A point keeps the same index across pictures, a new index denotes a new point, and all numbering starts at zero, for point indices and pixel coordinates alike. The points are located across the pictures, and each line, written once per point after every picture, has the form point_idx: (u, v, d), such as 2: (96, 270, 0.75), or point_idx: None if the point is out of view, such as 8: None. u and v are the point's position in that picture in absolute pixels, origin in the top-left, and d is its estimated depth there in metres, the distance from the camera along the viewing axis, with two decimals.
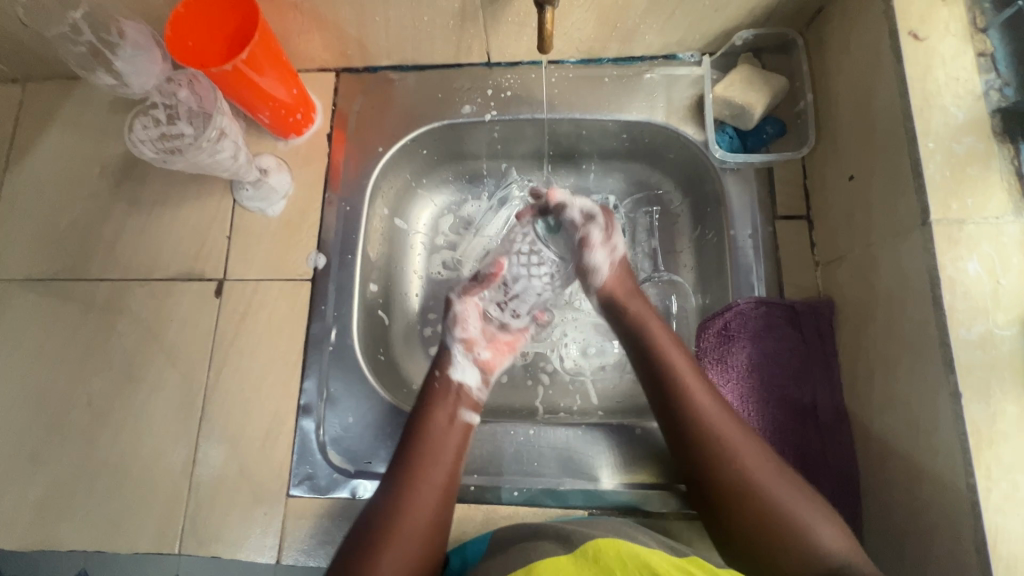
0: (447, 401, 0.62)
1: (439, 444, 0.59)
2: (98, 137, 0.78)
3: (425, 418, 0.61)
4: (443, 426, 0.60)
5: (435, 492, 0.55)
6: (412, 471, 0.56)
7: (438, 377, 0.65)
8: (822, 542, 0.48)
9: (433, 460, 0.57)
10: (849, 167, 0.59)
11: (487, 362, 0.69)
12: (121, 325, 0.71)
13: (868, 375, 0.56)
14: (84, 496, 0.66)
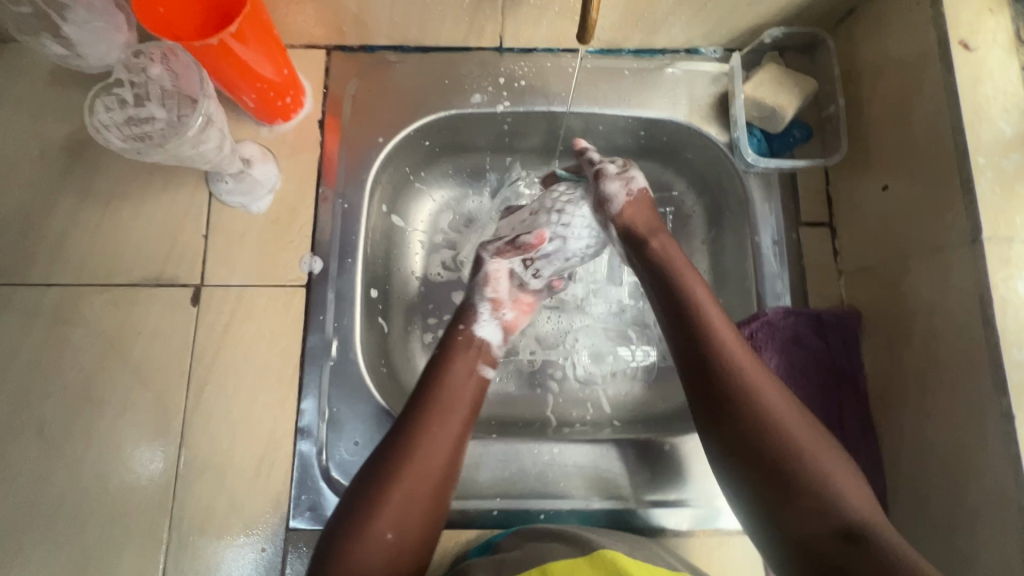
0: (469, 351, 0.59)
1: (455, 394, 0.56)
2: (36, 114, 0.66)
3: (445, 365, 0.58)
4: (463, 377, 0.57)
5: (450, 441, 0.53)
6: (428, 421, 0.53)
7: (461, 329, 0.61)
8: (858, 515, 0.44)
9: (450, 409, 0.55)
10: (883, 176, 0.58)
11: (511, 323, 0.63)
12: (75, 339, 0.61)
13: (900, 388, 0.56)
14: (38, 539, 0.57)
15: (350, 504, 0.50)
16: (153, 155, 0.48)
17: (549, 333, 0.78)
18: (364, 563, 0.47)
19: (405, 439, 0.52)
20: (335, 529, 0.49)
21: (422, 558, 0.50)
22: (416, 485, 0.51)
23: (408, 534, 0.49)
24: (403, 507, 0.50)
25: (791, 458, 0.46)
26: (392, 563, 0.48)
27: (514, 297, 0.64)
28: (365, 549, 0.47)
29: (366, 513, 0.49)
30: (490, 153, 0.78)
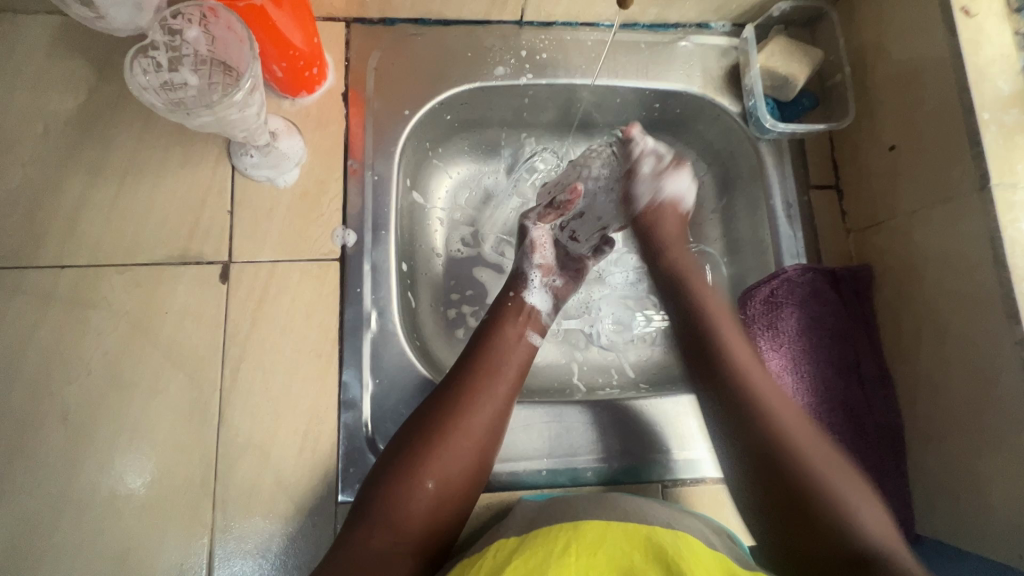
0: (518, 320, 0.62)
1: (505, 357, 0.58)
2: (37, 89, 0.62)
3: (495, 328, 0.61)
4: (514, 344, 0.60)
5: (497, 404, 0.55)
6: (481, 381, 0.56)
7: (511, 297, 0.65)
8: (862, 526, 0.49)
9: (500, 373, 0.57)
10: (889, 138, 0.63)
11: (558, 290, 0.68)
12: (96, 322, 0.58)
13: (914, 331, 0.61)
14: (72, 531, 0.54)
15: (398, 452, 0.52)
16: (202, 117, 0.46)
17: (573, 302, 0.79)
18: (406, 506, 0.49)
19: (457, 395, 0.54)
20: (381, 471, 0.51)
21: (457, 515, 0.52)
22: (463, 440, 0.53)
23: (449, 487, 0.51)
24: (449, 460, 0.52)
25: (797, 471, 0.52)
26: (432, 510, 0.50)
27: (560, 264, 0.70)
28: (408, 494, 0.50)
29: (413, 460, 0.51)
30: (504, 129, 0.79)
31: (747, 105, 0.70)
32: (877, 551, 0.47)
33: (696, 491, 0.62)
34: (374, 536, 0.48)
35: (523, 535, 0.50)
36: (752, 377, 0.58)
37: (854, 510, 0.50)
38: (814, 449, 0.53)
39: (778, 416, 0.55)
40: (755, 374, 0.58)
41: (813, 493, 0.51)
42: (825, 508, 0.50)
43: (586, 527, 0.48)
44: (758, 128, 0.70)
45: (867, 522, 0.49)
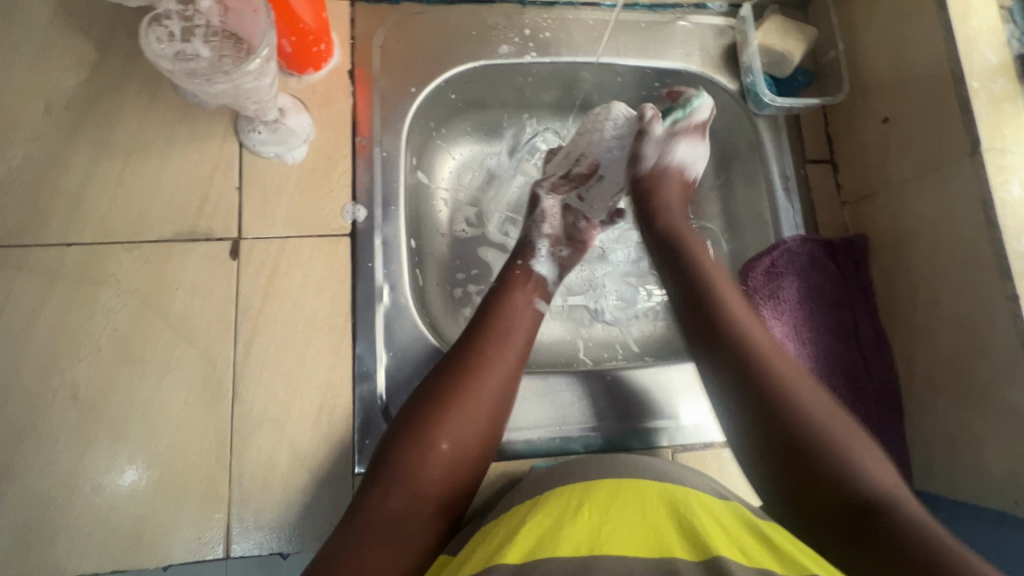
0: (526, 286, 0.63)
1: (514, 323, 0.59)
2: (37, 65, 0.62)
3: (505, 295, 0.62)
4: (522, 309, 0.61)
5: (507, 367, 0.56)
6: (490, 345, 0.56)
7: (519, 264, 0.66)
8: (865, 472, 0.46)
9: (509, 336, 0.58)
10: (882, 110, 0.66)
11: (564, 260, 0.69)
12: (104, 299, 0.58)
13: (910, 295, 0.64)
14: (84, 509, 0.53)
15: (410, 416, 0.52)
16: (219, 84, 0.47)
17: (577, 280, 0.80)
18: (422, 467, 0.50)
19: (466, 359, 0.55)
20: (394, 435, 0.52)
21: (469, 481, 0.52)
22: (475, 401, 0.53)
23: (463, 448, 0.52)
24: (461, 423, 0.52)
25: (796, 416, 0.49)
26: (447, 471, 0.51)
27: (568, 235, 0.71)
28: (423, 455, 0.50)
29: (427, 422, 0.51)
30: (506, 110, 0.80)
31: (745, 82, 0.73)
32: (879, 500, 0.44)
33: (704, 454, 0.63)
34: (389, 498, 0.49)
35: (534, 499, 0.49)
36: (743, 324, 0.55)
37: (855, 456, 0.47)
38: (812, 396, 0.50)
39: (779, 361, 0.53)
40: (754, 329, 0.55)
41: (808, 441, 0.48)
42: (822, 457, 0.47)
43: (596, 487, 0.47)
44: (756, 104, 0.72)
45: (871, 468, 0.46)
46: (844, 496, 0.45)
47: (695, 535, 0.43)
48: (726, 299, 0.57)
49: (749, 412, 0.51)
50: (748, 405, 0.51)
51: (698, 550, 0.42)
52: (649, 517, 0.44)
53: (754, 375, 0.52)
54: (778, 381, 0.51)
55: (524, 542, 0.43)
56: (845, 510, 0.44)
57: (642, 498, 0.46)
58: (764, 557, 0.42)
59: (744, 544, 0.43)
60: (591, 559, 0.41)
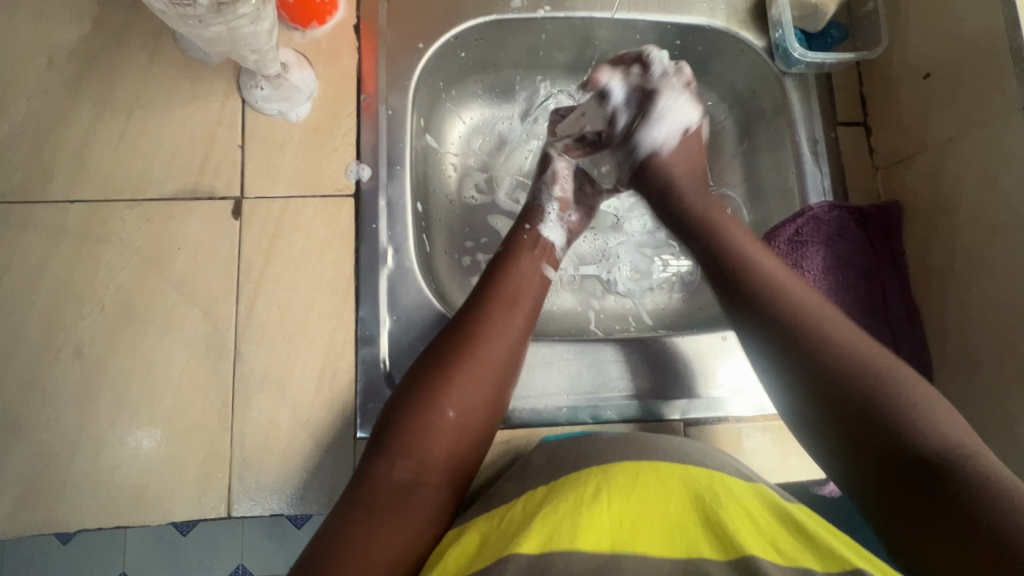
0: (533, 252, 0.60)
1: (522, 288, 0.57)
2: (39, 18, 0.60)
3: (512, 259, 0.59)
4: (530, 275, 0.58)
5: (514, 334, 0.54)
6: (497, 311, 0.54)
7: (526, 230, 0.63)
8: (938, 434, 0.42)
9: (516, 302, 0.55)
10: (923, 65, 0.61)
11: (574, 226, 0.67)
12: (107, 256, 0.57)
13: (946, 264, 0.60)
14: (89, 464, 0.54)
15: (414, 383, 0.50)
16: (213, 28, 0.45)
17: (589, 249, 0.78)
18: (428, 436, 0.48)
19: (471, 326, 0.53)
20: (396, 404, 0.50)
21: (475, 450, 0.50)
22: (482, 369, 0.51)
23: (470, 417, 0.50)
24: (467, 391, 0.50)
25: (851, 373, 0.45)
26: (453, 440, 0.49)
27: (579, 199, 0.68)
28: (429, 423, 0.48)
29: (433, 391, 0.49)
30: (518, 71, 0.76)
31: (773, 38, 0.68)
32: (950, 456, 0.41)
33: (718, 429, 0.61)
34: (395, 467, 0.47)
35: (551, 484, 0.46)
36: (775, 277, 0.51)
37: (915, 405, 0.43)
38: (861, 345, 0.46)
39: (821, 322, 0.48)
40: (788, 285, 0.50)
41: (871, 395, 0.44)
42: (892, 411, 0.43)
43: (617, 473, 0.45)
44: (784, 61, 0.67)
45: (935, 419, 0.43)
46: (916, 453, 0.41)
47: (721, 527, 0.41)
48: (755, 259, 0.52)
49: (802, 376, 0.46)
50: (798, 371, 0.47)
51: (726, 547, 0.40)
52: (672, 510, 0.43)
53: (803, 342, 0.47)
54: (831, 342, 0.46)
55: (540, 532, 0.41)
56: (911, 472, 0.41)
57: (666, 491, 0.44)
58: (796, 551, 0.40)
59: (774, 537, 0.41)
60: (615, 556, 0.39)
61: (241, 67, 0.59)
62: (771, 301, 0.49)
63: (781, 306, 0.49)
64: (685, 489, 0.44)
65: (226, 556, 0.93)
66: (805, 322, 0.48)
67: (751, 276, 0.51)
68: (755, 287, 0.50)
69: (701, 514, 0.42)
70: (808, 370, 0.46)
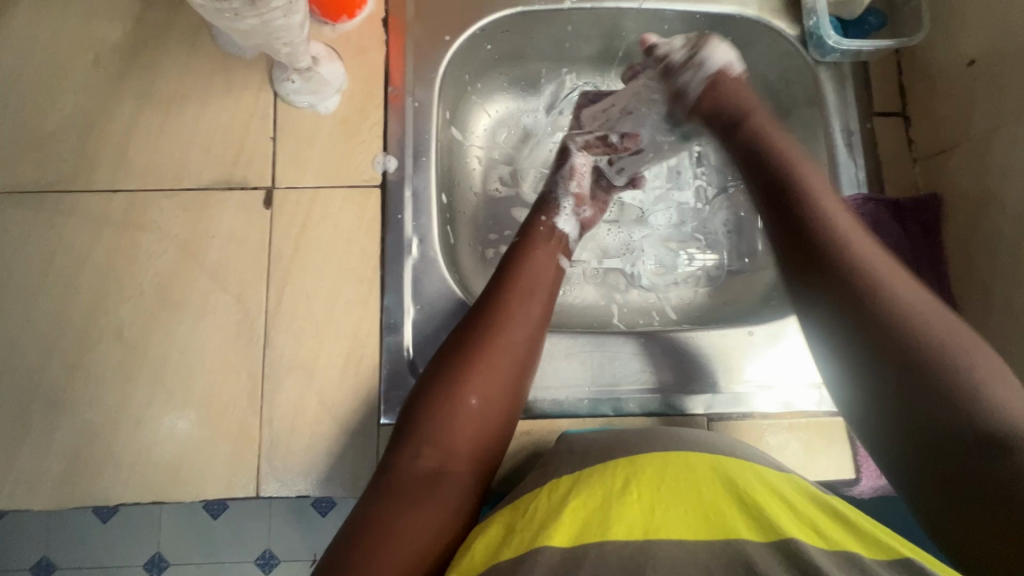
0: (548, 244, 0.61)
1: (537, 277, 0.57)
2: (86, 16, 0.63)
3: (527, 250, 0.60)
4: (545, 264, 0.59)
5: (532, 322, 0.54)
6: (515, 299, 0.54)
7: (543, 221, 0.64)
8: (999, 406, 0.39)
9: (532, 290, 0.56)
10: (968, 52, 0.59)
11: (586, 220, 0.69)
12: (146, 244, 0.60)
13: (989, 259, 0.57)
14: (128, 441, 0.56)
15: (435, 373, 0.51)
16: (247, 23, 0.47)
17: (613, 243, 0.77)
18: (451, 424, 0.48)
19: (488, 315, 0.53)
20: (418, 394, 0.50)
21: (500, 437, 0.51)
22: (503, 356, 0.52)
23: (492, 404, 0.50)
24: (489, 378, 0.50)
25: (917, 349, 0.43)
26: (477, 427, 0.49)
27: (592, 194, 0.71)
28: (451, 411, 0.49)
29: (453, 378, 0.50)
30: (544, 63, 0.76)
31: (807, 26, 0.66)
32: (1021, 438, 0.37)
33: (744, 425, 0.60)
34: (420, 455, 0.47)
35: (578, 473, 0.46)
36: (855, 247, 0.49)
37: (982, 385, 0.41)
38: (930, 317, 0.44)
39: (892, 291, 0.46)
40: (866, 251, 0.48)
41: (935, 373, 0.42)
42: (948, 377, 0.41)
43: (645, 463, 0.45)
44: (818, 50, 0.66)
45: (1005, 400, 0.40)
46: (974, 430, 0.39)
47: (758, 512, 0.40)
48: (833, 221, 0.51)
49: (865, 356, 0.45)
50: (862, 347, 0.45)
51: (766, 529, 0.39)
52: (707, 494, 0.42)
53: (874, 313, 0.45)
54: (903, 316, 0.44)
55: (571, 522, 0.41)
56: (971, 451, 0.38)
57: (697, 477, 0.43)
58: (840, 536, 0.39)
59: (817, 522, 0.40)
60: (649, 544, 0.39)
61: (273, 61, 0.61)
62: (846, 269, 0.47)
63: (853, 275, 0.47)
64: (719, 476, 0.43)
65: (254, 540, 0.95)
66: (880, 293, 0.45)
67: (829, 241, 0.49)
68: (834, 254, 0.49)
69: (737, 499, 0.41)
70: (873, 346, 0.44)
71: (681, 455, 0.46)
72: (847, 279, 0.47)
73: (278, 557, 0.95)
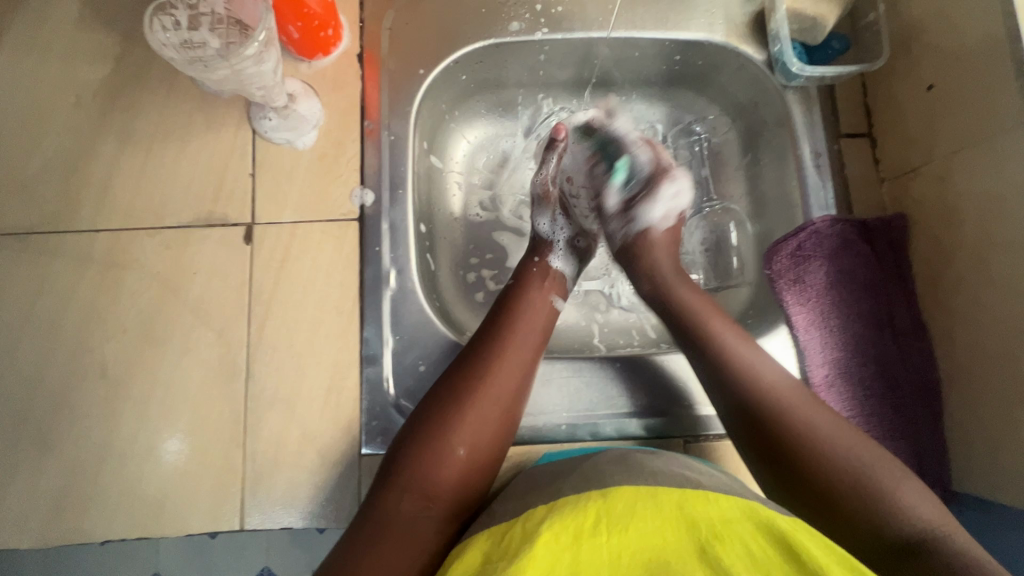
0: (543, 284, 0.62)
1: (529, 321, 0.58)
2: (66, 59, 0.65)
3: (521, 291, 0.61)
4: (538, 308, 0.59)
5: (522, 367, 0.55)
6: (505, 346, 0.55)
7: (536, 262, 0.65)
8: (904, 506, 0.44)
9: (524, 336, 0.57)
10: (927, 77, 0.61)
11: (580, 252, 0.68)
12: (129, 282, 0.61)
13: (953, 278, 0.59)
14: (113, 478, 0.57)
15: (422, 417, 0.51)
16: (219, 71, 0.49)
17: (594, 263, 0.77)
18: (437, 472, 0.49)
19: (477, 362, 0.54)
20: (406, 437, 0.51)
21: (484, 478, 0.52)
22: (491, 405, 0.52)
23: (478, 452, 0.51)
24: (476, 425, 0.51)
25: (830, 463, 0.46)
26: (461, 477, 0.50)
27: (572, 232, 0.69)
28: (440, 461, 0.49)
29: (442, 426, 0.50)
30: (521, 90, 0.77)
31: (773, 51, 0.67)
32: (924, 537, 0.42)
33: (718, 446, 0.61)
34: (405, 500, 0.48)
35: (551, 503, 0.45)
36: (774, 390, 0.50)
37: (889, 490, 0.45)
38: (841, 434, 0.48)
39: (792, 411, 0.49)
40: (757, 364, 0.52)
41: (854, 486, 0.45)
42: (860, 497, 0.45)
43: (614, 499, 0.43)
44: (784, 75, 0.67)
45: (908, 500, 0.44)
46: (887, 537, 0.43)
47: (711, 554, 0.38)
48: (746, 372, 0.51)
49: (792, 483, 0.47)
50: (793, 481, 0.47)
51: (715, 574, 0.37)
52: (659, 536, 0.40)
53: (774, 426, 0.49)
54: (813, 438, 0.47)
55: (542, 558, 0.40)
56: (888, 551, 0.43)
57: (659, 514, 0.42)
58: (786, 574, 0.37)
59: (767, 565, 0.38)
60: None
61: (251, 100, 0.63)
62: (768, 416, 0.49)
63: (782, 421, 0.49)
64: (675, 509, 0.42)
65: None
66: (781, 421, 0.48)
67: (759, 397, 0.50)
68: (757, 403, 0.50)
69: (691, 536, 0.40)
70: (789, 471, 0.47)
71: (653, 489, 0.44)
72: (771, 418, 0.49)
73: None
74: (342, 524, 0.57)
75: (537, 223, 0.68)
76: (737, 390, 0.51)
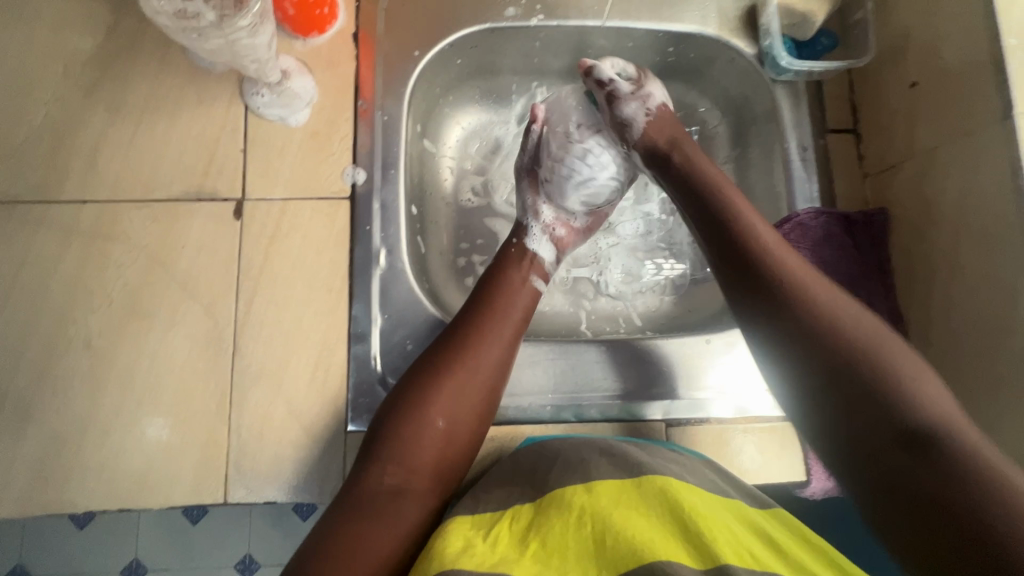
0: (523, 266, 0.63)
1: (509, 300, 0.58)
2: (56, 27, 0.64)
3: (504, 271, 0.61)
4: (518, 286, 0.60)
5: (503, 343, 0.55)
6: (482, 323, 0.56)
7: (514, 244, 0.66)
8: (919, 403, 0.43)
9: (503, 313, 0.57)
10: (910, 75, 0.62)
11: (560, 240, 0.68)
12: (117, 254, 0.60)
13: (930, 271, 0.60)
14: (96, 450, 0.57)
15: (405, 391, 0.52)
16: (212, 40, 0.50)
17: (583, 251, 0.78)
18: (416, 445, 0.50)
19: (458, 337, 0.55)
20: (387, 410, 0.52)
21: (466, 454, 0.52)
22: (468, 379, 0.53)
23: (457, 428, 0.52)
24: (453, 399, 0.52)
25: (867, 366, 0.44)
26: (441, 450, 0.51)
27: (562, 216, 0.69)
28: (418, 434, 0.50)
29: (422, 400, 0.51)
30: (515, 77, 0.77)
31: (763, 46, 0.69)
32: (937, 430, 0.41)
33: (701, 431, 0.62)
34: (386, 473, 0.49)
35: (537, 502, 0.48)
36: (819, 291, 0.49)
37: (910, 386, 0.43)
38: (862, 324, 0.47)
39: (812, 291, 0.49)
40: (776, 248, 0.53)
41: (866, 374, 0.44)
42: (874, 383, 0.44)
43: (601, 493, 0.46)
44: (774, 69, 0.68)
45: (926, 396, 0.43)
46: (902, 427, 0.42)
47: (697, 535, 0.42)
48: (784, 266, 0.51)
49: (807, 351, 0.47)
50: (806, 345, 0.47)
51: (704, 557, 0.40)
52: (646, 524, 0.43)
53: (787, 313, 0.49)
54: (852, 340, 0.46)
55: (532, 563, 0.42)
56: (899, 444, 0.42)
57: (643, 504, 0.45)
58: (773, 561, 0.41)
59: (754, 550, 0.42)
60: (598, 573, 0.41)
61: (244, 75, 0.63)
62: (802, 310, 0.48)
63: (809, 311, 0.48)
64: (660, 500, 0.44)
65: (231, 544, 0.92)
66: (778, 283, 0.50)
67: (771, 265, 0.51)
68: (756, 256, 0.52)
69: (679, 526, 0.43)
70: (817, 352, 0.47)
71: (637, 479, 0.47)
72: (773, 280, 0.50)
73: (259, 560, 0.92)
74: (325, 500, 0.58)
75: (521, 208, 0.69)
76: (763, 275, 0.51)
